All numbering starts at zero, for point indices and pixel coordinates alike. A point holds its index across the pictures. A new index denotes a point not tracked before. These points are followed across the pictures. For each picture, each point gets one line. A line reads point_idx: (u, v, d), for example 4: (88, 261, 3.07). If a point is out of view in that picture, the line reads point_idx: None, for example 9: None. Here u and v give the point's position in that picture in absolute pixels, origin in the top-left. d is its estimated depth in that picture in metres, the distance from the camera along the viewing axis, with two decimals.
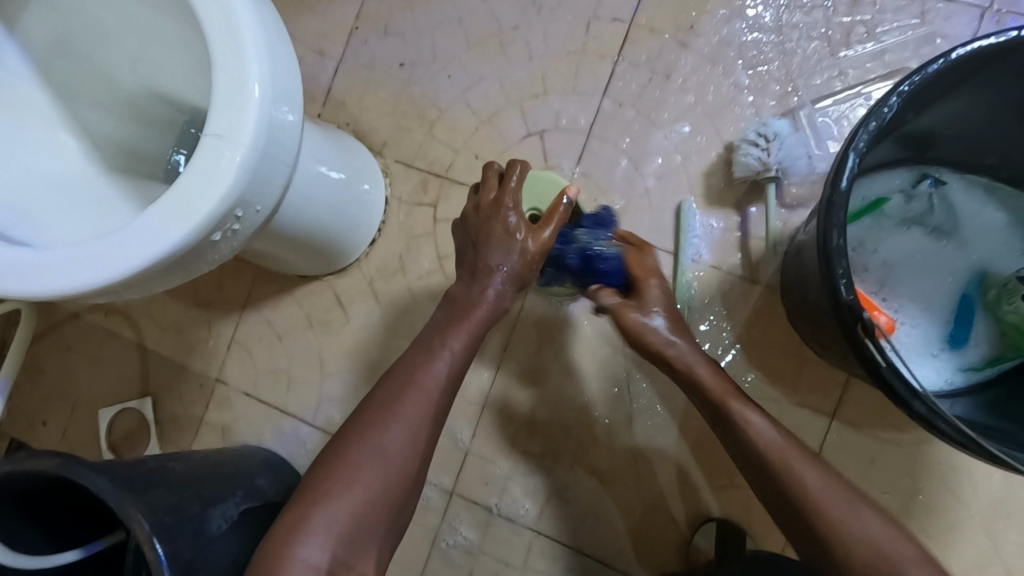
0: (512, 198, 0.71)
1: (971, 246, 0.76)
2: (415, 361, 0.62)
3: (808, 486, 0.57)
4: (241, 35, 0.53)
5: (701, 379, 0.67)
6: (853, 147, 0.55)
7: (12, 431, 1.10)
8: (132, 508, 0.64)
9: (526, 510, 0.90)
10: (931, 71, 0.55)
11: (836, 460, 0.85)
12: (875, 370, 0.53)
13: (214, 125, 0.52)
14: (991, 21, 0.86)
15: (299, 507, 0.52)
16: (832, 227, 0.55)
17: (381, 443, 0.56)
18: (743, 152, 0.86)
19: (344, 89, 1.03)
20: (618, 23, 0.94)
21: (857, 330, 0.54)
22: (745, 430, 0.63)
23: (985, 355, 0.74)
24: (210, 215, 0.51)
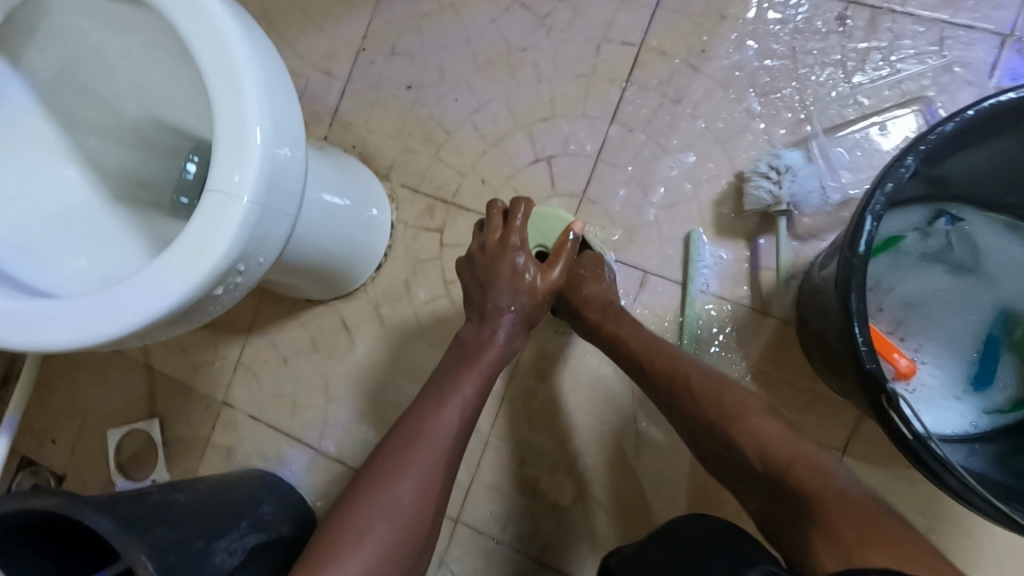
0: (519, 236, 0.71)
1: (994, 284, 0.74)
2: (425, 408, 0.61)
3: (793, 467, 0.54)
4: (241, 85, 0.52)
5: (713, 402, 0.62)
6: (870, 210, 0.53)
7: (23, 448, 1.11)
8: (135, 549, 0.64)
9: (530, 538, 0.90)
10: (946, 130, 0.54)
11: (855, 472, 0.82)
12: (902, 441, 0.51)
13: (216, 180, 0.51)
14: (1012, 49, 0.83)
15: (309, 567, 0.51)
16: (851, 291, 0.54)
17: (391, 495, 0.55)
18: (754, 185, 0.84)
19: (350, 111, 1.03)
20: (627, 46, 0.93)
21: (880, 400, 0.52)
22: (701, 395, 0.64)
23: (1012, 398, 0.72)
24: (212, 270, 0.50)
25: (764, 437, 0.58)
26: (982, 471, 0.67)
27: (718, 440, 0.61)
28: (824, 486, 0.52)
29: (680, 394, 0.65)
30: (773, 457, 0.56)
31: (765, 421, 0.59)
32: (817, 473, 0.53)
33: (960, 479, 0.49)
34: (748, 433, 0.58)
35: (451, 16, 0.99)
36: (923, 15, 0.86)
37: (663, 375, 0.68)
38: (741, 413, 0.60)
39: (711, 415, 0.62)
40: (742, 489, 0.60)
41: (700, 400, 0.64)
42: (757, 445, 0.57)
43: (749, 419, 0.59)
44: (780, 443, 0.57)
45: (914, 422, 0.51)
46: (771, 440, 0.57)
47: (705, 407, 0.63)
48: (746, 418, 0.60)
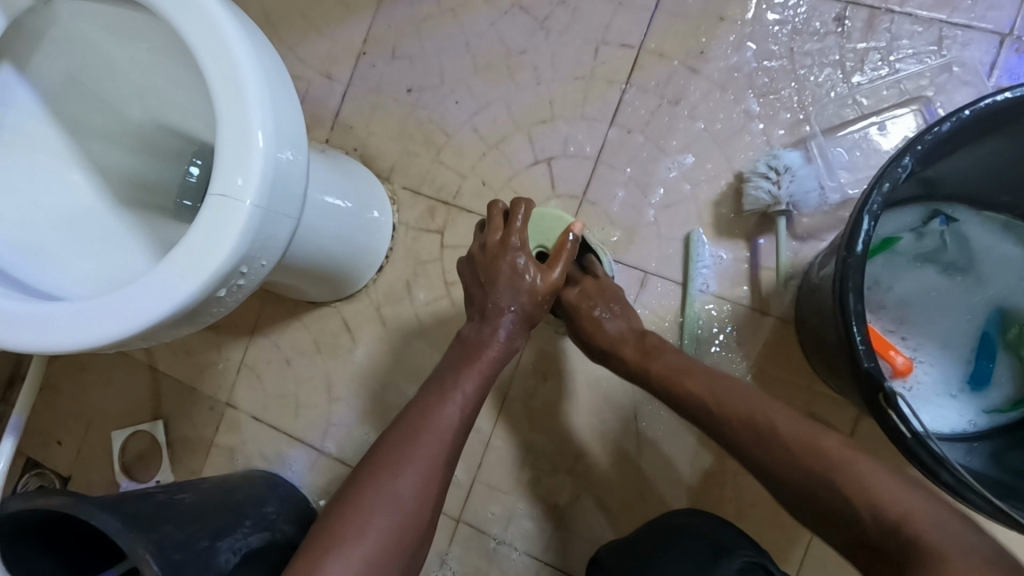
0: (519, 237, 0.72)
1: (989, 283, 0.74)
2: (427, 404, 0.62)
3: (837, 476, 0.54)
4: (244, 90, 0.53)
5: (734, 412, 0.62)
6: (867, 210, 0.54)
7: (29, 449, 1.12)
8: (141, 548, 0.64)
9: (532, 538, 0.90)
10: (943, 129, 0.54)
11: None
12: (899, 439, 0.52)
13: (219, 183, 0.52)
14: (1010, 48, 0.83)
15: (310, 555, 0.52)
16: (849, 291, 0.54)
17: (393, 487, 0.56)
18: (753, 185, 0.84)
19: (351, 113, 1.03)
20: (626, 48, 0.93)
21: (878, 398, 0.52)
22: (793, 440, 0.57)
23: (1009, 396, 0.73)
24: (215, 272, 0.51)
25: (876, 493, 0.51)
26: (981, 468, 0.67)
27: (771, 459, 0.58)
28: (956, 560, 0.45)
29: (766, 439, 0.59)
30: (890, 516, 0.50)
31: (875, 474, 0.52)
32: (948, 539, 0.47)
33: (957, 474, 0.49)
34: (854, 487, 0.52)
35: (451, 19, 1.00)
36: (921, 15, 0.86)
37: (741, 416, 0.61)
38: (844, 462, 0.54)
39: (806, 464, 0.55)
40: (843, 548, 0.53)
41: (790, 447, 0.57)
42: (870, 503, 0.51)
43: (855, 470, 0.53)
44: (896, 502, 0.50)
45: (911, 419, 0.51)
46: (886, 497, 0.50)
47: (801, 455, 0.56)
48: (854, 472, 0.53)
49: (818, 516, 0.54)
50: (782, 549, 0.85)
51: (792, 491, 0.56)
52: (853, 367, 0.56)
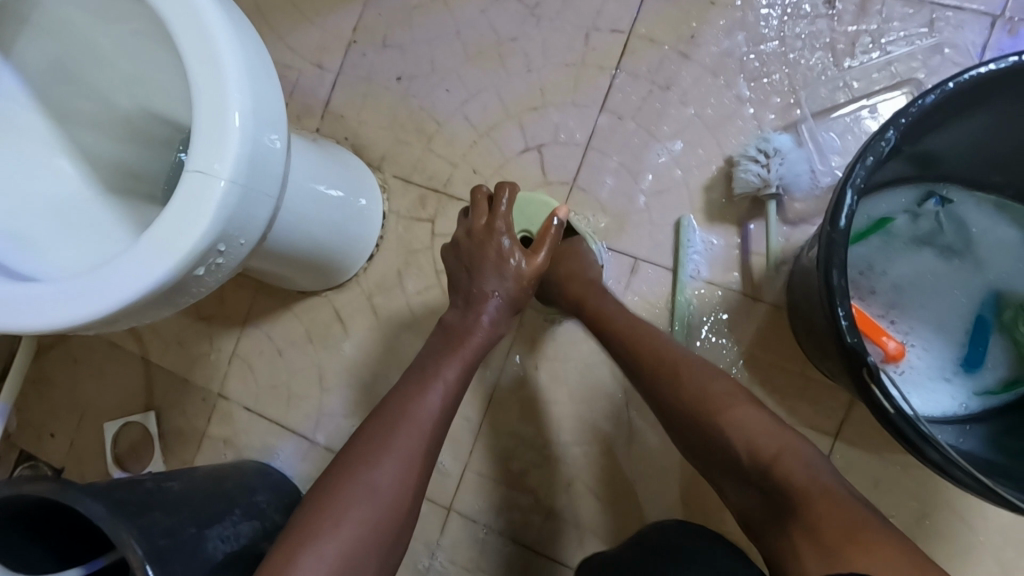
0: (504, 222, 0.71)
1: (983, 264, 0.74)
2: (407, 393, 0.61)
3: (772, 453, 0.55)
4: (222, 69, 0.52)
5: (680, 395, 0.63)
6: (851, 183, 0.53)
7: (23, 442, 1.12)
8: (125, 532, 0.64)
9: (523, 527, 0.90)
10: (927, 102, 0.54)
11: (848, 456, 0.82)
12: (883, 415, 0.51)
13: (196, 161, 0.52)
14: (1002, 29, 0.83)
15: (287, 548, 0.52)
16: (833, 265, 0.53)
17: (370, 478, 0.55)
18: (743, 168, 0.84)
19: (342, 102, 1.03)
20: (616, 34, 0.93)
21: (862, 373, 0.51)
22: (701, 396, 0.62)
23: (1002, 379, 0.72)
24: (192, 250, 0.51)
25: (749, 430, 0.57)
26: (974, 450, 0.66)
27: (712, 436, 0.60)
28: (807, 487, 0.53)
29: (663, 385, 0.64)
30: (758, 451, 0.56)
31: (751, 413, 0.59)
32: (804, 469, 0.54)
33: (943, 453, 0.48)
34: (731, 426, 0.58)
35: (441, 7, 0.99)
36: None
37: (649, 362, 0.67)
38: (726, 404, 0.60)
39: (693, 407, 0.61)
40: (722, 481, 0.61)
41: (683, 391, 0.63)
42: (742, 438, 0.57)
43: (732, 410, 0.59)
44: (763, 438, 0.57)
45: (895, 395, 0.51)
46: (756, 433, 0.57)
47: (691, 398, 0.62)
48: (732, 410, 0.59)
49: (704, 454, 0.61)
50: None
51: (683, 432, 0.63)
52: (838, 343, 0.55)
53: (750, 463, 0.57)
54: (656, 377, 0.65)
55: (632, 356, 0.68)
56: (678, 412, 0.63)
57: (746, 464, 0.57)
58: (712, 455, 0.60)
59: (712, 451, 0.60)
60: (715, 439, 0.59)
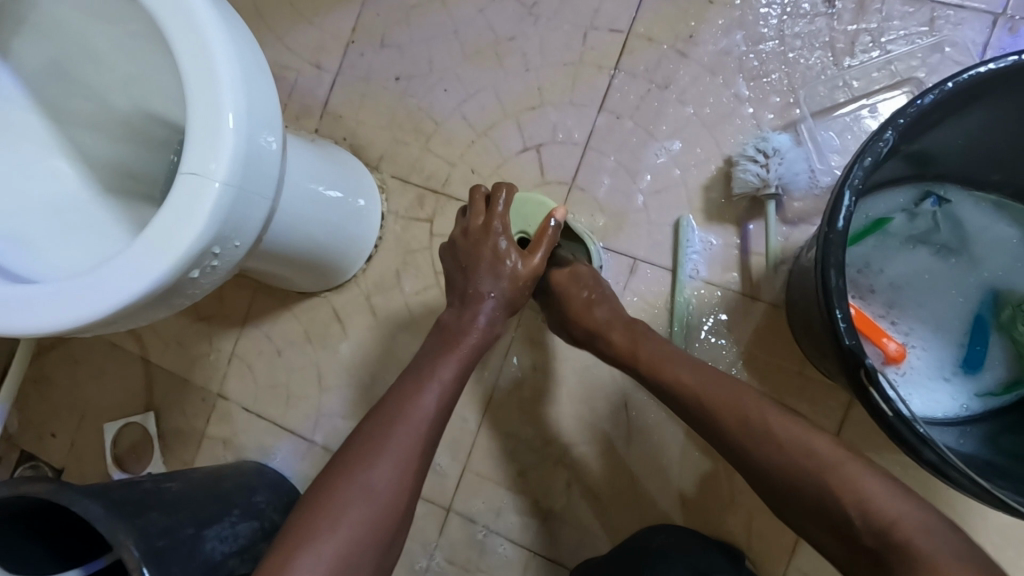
0: (501, 221, 0.71)
1: (982, 264, 0.73)
2: (403, 393, 0.62)
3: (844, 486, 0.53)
4: (216, 70, 0.52)
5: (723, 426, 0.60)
6: (848, 184, 0.53)
7: (23, 442, 1.12)
8: (122, 534, 0.64)
9: (522, 527, 0.90)
10: (926, 101, 0.53)
11: None
12: (882, 417, 0.51)
13: (190, 163, 0.52)
14: (1004, 27, 0.82)
15: (283, 549, 0.52)
16: (830, 267, 0.53)
17: (367, 478, 0.55)
18: (741, 168, 0.83)
19: (340, 102, 1.03)
20: (614, 33, 0.92)
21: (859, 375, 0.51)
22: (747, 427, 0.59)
23: (1001, 379, 0.72)
24: (186, 252, 0.51)
25: (866, 496, 0.52)
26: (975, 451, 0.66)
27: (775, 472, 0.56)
28: (941, 564, 0.47)
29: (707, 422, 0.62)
30: (876, 518, 0.51)
31: (867, 479, 0.53)
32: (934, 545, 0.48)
33: (943, 456, 0.48)
34: (846, 491, 0.52)
35: (439, 7, 0.99)
36: None
37: (732, 419, 0.60)
38: (838, 465, 0.54)
39: (799, 469, 0.55)
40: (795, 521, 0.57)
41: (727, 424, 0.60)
42: (858, 504, 0.52)
43: (846, 474, 0.53)
44: (888, 506, 0.51)
45: (894, 398, 0.50)
46: (877, 501, 0.51)
47: (793, 459, 0.56)
48: (844, 473, 0.53)
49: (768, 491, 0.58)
50: (774, 539, 0.84)
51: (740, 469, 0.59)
52: (835, 345, 0.55)
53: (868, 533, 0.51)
54: (747, 435, 0.59)
55: (707, 411, 0.62)
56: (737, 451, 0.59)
57: (863, 535, 0.51)
58: (817, 522, 0.54)
59: (817, 519, 0.54)
60: (830, 506, 0.53)
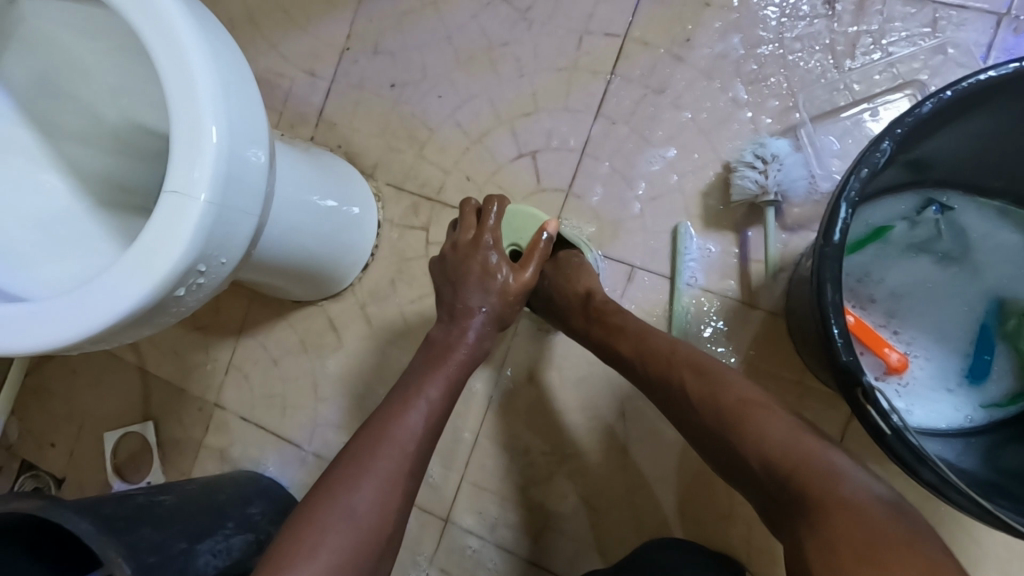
0: (492, 235, 0.73)
1: (986, 273, 0.71)
2: (390, 410, 0.61)
3: (771, 443, 0.51)
4: (198, 86, 0.52)
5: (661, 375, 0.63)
6: (845, 197, 0.51)
7: (23, 452, 1.13)
8: (112, 550, 0.64)
9: (519, 538, 0.89)
10: (923, 111, 0.52)
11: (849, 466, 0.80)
12: (879, 436, 0.49)
13: (173, 181, 0.51)
14: (1008, 28, 0.80)
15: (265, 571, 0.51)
16: (826, 281, 0.52)
17: (349, 500, 0.54)
18: (739, 175, 0.82)
19: (334, 110, 1.02)
20: (610, 37, 0.91)
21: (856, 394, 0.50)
22: (689, 377, 0.60)
23: (1007, 389, 0.70)
24: (170, 271, 0.51)
25: (766, 438, 0.52)
26: (981, 467, 0.64)
27: (704, 421, 0.57)
28: (831, 499, 0.46)
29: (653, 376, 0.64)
30: (777, 462, 0.50)
31: (772, 423, 0.53)
32: (827, 479, 0.47)
33: (941, 474, 0.47)
34: (754, 437, 0.53)
35: (432, 12, 0.98)
36: None
37: (661, 377, 0.63)
38: (745, 410, 0.55)
39: (714, 419, 0.56)
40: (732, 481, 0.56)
41: (664, 377, 0.63)
42: (756, 446, 0.52)
43: (753, 420, 0.54)
44: (785, 445, 0.51)
45: (894, 415, 0.49)
46: (773, 439, 0.52)
47: (707, 411, 0.57)
48: (748, 418, 0.54)
49: (700, 444, 0.58)
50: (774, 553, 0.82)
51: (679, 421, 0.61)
52: (832, 361, 0.53)
53: (769, 474, 0.51)
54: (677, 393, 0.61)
55: (647, 366, 0.65)
56: (673, 403, 0.61)
57: (768, 478, 0.51)
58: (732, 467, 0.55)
59: (732, 463, 0.54)
60: (735, 451, 0.54)
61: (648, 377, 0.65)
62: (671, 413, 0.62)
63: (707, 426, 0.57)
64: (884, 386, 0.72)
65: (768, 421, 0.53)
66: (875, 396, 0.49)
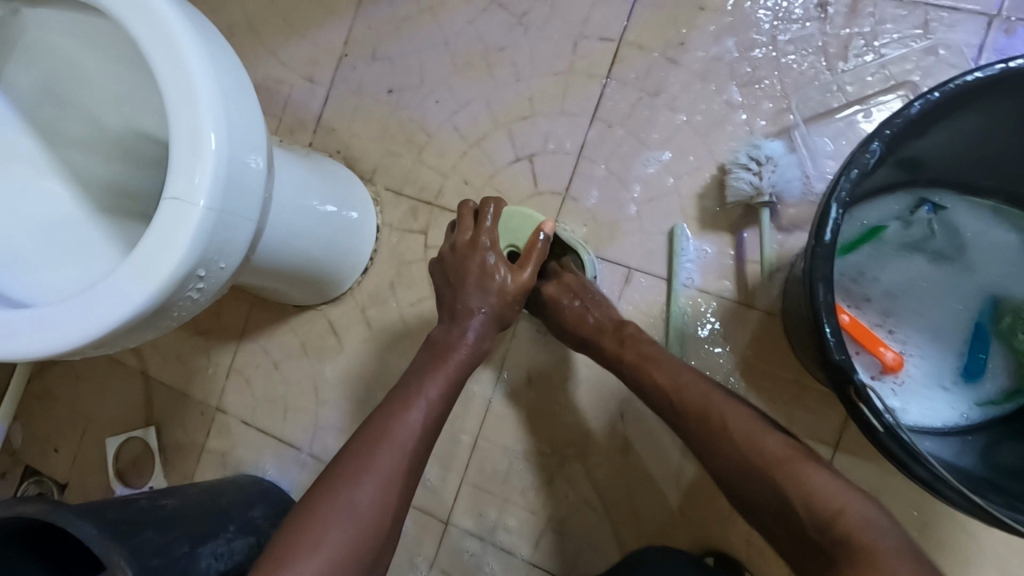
0: (488, 237, 0.74)
1: (980, 271, 0.72)
2: (390, 410, 0.62)
3: (815, 490, 0.53)
4: (197, 94, 0.53)
5: (691, 408, 0.64)
6: (835, 197, 0.52)
7: (28, 457, 1.13)
8: (116, 554, 0.64)
9: (520, 539, 0.89)
10: (912, 112, 0.53)
11: (848, 465, 0.81)
12: (872, 433, 0.50)
13: (173, 187, 0.52)
14: (999, 29, 0.81)
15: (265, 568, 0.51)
16: (818, 280, 0.52)
17: (350, 499, 0.55)
18: (734, 176, 0.83)
19: (334, 116, 1.03)
20: (606, 41, 0.92)
21: (849, 392, 0.51)
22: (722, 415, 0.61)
23: (1002, 387, 0.71)
24: (170, 275, 0.51)
25: (808, 484, 0.53)
26: (977, 464, 0.64)
27: (739, 458, 0.58)
28: (877, 549, 0.48)
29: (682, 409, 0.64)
30: (820, 510, 0.52)
31: (816, 473, 0.54)
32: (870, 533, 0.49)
33: (933, 471, 0.47)
34: (796, 482, 0.54)
35: (429, 18, 0.99)
36: None
37: (695, 411, 0.63)
38: (786, 460, 0.56)
39: (754, 465, 0.57)
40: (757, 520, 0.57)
41: (695, 410, 0.63)
42: (800, 490, 0.53)
43: (793, 464, 0.55)
44: (828, 494, 0.52)
45: (886, 413, 0.49)
46: (818, 489, 0.53)
47: (748, 456, 0.58)
48: (791, 464, 0.55)
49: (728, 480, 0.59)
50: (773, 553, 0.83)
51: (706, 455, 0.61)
52: (825, 360, 0.54)
53: (809, 517, 0.52)
54: (708, 430, 0.61)
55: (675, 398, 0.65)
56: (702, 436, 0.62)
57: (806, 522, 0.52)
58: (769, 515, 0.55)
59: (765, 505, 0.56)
60: (772, 493, 0.55)
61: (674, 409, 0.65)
62: (695, 446, 0.63)
63: (742, 463, 0.58)
64: (880, 385, 0.72)
65: (808, 468, 0.55)
66: (867, 392, 0.49)
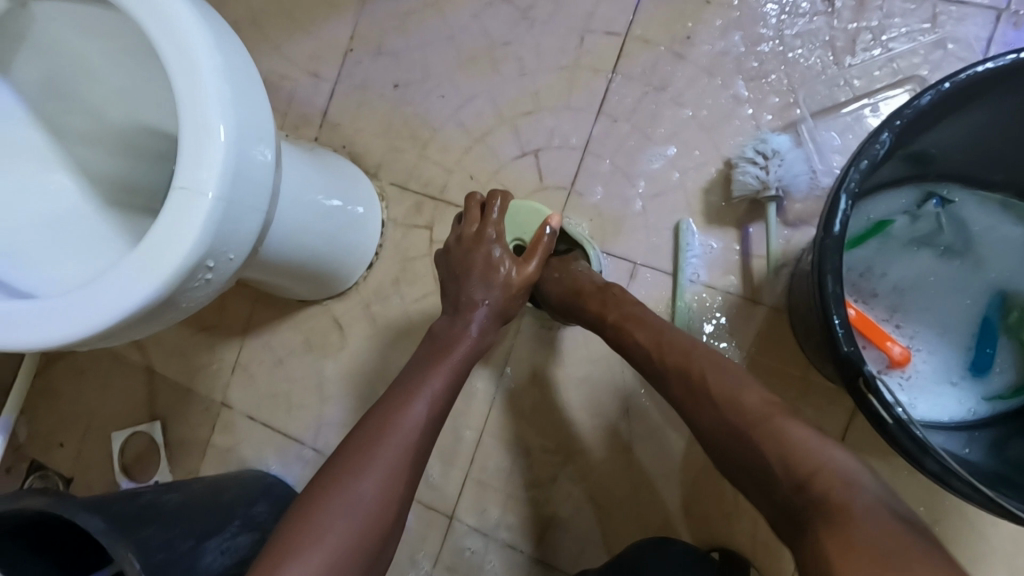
0: (495, 229, 0.74)
1: (988, 266, 0.72)
2: (394, 402, 0.61)
3: (792, 444, 0.50)
4: (207, 85, 0.53)
5: (676, 372, 0.62)
6: (845, 188, 0.52)
7: (33, 451, 1.14)
8: (122, 547, 0.65)
9: (524, 534, 0.89)
10: (922, 103, 0.53)
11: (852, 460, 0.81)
12: (881, 424, 0.50)
13: (182, 177, 0.52)
14: (1008, 23, 0.81)
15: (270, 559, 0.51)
16: (827, 272, 0.52)
17: (354, 489, 0.55)
18: (740, 170, 0.82)
19: (339, 111, 1.03)
20: (611, 36, 0.92)
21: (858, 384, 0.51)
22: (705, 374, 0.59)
23: (1010, 382, 0.70)
24: (179, 266, 0.51)
25: (787, 439, 0.51)
26: (983, 458, 0.64)
27: (720, 416, 0.56)
28: (850, 502, 0.45)
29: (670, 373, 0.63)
30: (796, 466, 0.49)
31: (796, 429, 0.51)
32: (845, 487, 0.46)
33: (943, 463, 0.47)
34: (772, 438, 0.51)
35: (434, 13, 0.99)
36: None
37: (680, 374, 0.61)
38: (765, 416, 0.53)
39: (733, 423, 0.54)
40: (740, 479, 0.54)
41: (680, 372, 0.61)
42: (778, 446, 0.51)
43: (772, 422, 0.52)
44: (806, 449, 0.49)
45: (896, 405, 0.49)
46: (795, 444, 0.50)
47: (727, 414, 0.55)
48: (770, 420, 0.53)
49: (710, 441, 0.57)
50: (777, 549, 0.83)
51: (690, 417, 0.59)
52: (834, 352, 0.54)
53: (784, 473, 0.49)
54: (690, 393, 0.59)
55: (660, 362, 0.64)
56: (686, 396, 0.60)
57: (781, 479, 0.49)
58: (744, 473, 0.53)
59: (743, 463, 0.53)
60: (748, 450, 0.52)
61: (660, 374, 0.64)
62: (681, 409, 0.61)
63: (722, 422, 0.55)
64: (887, 379, 0.72)
65: (788, 424, 0.52)
66: (876, 385, 0.49)
